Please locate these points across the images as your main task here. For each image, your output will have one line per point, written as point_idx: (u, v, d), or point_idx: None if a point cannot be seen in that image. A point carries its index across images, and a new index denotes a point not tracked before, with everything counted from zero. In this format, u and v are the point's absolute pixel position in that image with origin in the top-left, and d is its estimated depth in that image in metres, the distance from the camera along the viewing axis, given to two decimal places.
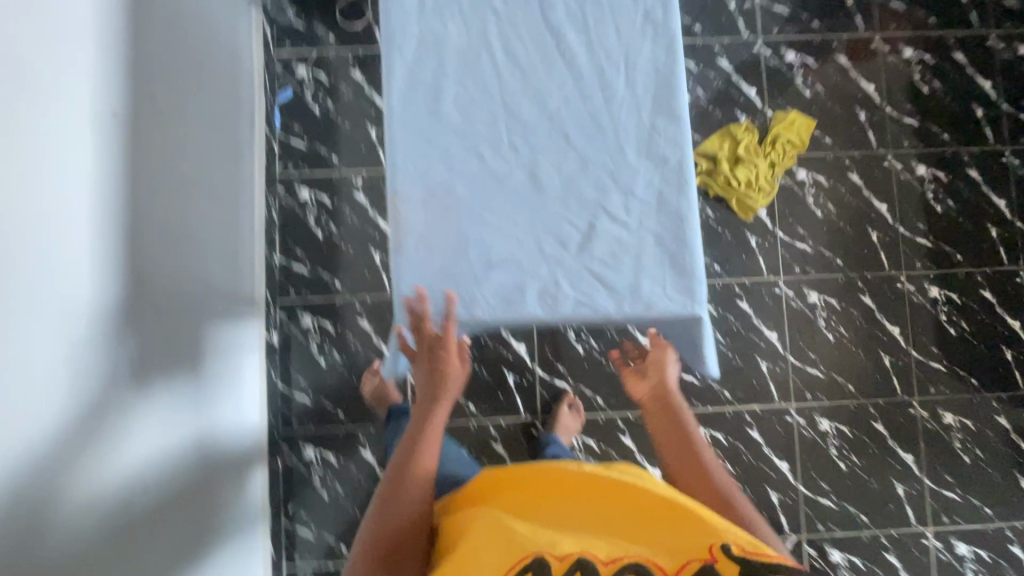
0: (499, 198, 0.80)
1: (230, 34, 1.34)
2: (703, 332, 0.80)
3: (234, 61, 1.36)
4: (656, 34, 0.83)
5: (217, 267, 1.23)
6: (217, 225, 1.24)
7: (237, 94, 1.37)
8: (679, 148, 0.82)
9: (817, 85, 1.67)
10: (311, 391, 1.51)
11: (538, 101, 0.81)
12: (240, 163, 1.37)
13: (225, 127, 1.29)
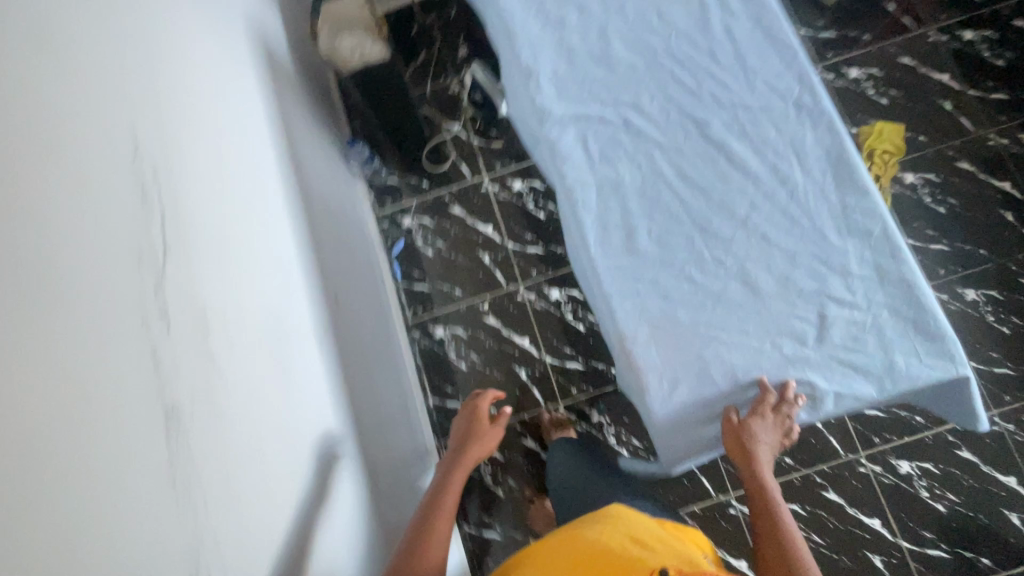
0: (723, 312, 0.81)
1: (353, 207, 1.54)
2: (975, 391, 0.77)
3: (361, 229, 1.54)
4: (813, 118, 0.87)
5: (393, 399, 1.29)
6: (383, 359, 1.31)
7: (368, 255, 1.52)
8: (878, 216, 0.82)
9: (891, 91, 1.68)
10: (498, 525, 1.47)
11: (726, 213, 0.85)
12: (383, 321, 1.47)
13: (364, 276, 1.41)
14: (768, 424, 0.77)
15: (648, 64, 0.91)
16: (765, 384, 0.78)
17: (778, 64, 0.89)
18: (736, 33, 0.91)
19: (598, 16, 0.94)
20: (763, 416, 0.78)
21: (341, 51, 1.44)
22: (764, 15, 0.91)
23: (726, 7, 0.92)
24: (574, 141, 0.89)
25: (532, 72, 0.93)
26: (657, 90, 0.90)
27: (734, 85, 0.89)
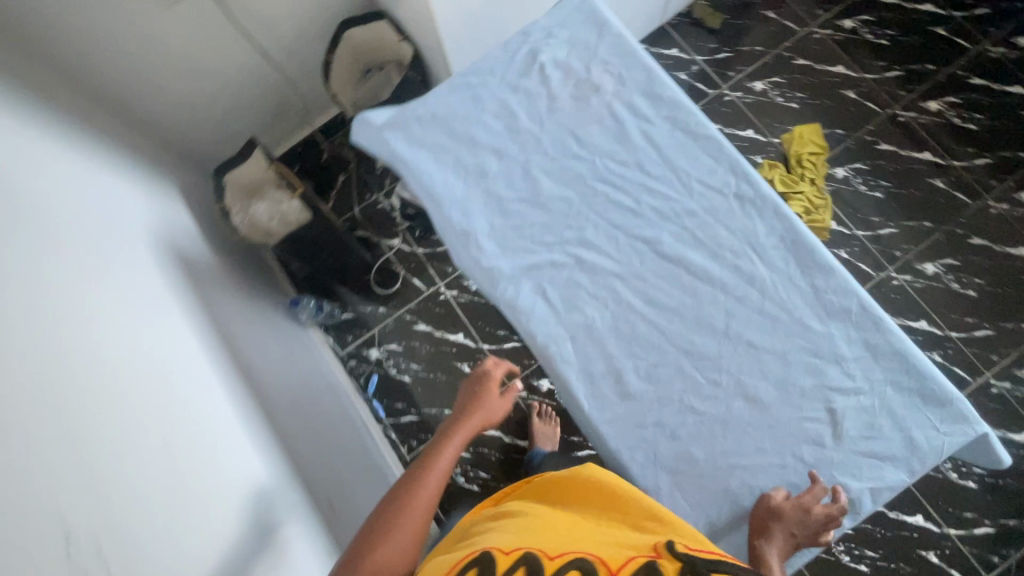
0: (735, 435, 0.79)
1: (305, 348, 1.50)
2: (998, 445, 0.76)
3: (318, 367, 1.50)
4: (757, 207, 0.85)
5: None
6: (357, 482, 1.23)
7: (328, 387, 1.47)
8: (850, 290, 0.81)
9: (797, 94, 1.72)
10: None
11: (706, 329, 0.82)
12: (351, 430, 1.43)
13: (322, 405, 1.34)
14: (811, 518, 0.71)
15: (581, 193, 0.88)
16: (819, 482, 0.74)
17: (706, 159, 0.88)
18: (656, 139, 0.89)
19: (517, 156, 0.90)
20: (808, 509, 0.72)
21: (257, 230, 1.36)
22: (678, 113, 0.89)
23: (638, 114, 0.90)
24: (533, 294, 0.85)
25: (468, 234, 0.88)
26: (599, 219, 0.87)
27: (671, 193, 0.87)
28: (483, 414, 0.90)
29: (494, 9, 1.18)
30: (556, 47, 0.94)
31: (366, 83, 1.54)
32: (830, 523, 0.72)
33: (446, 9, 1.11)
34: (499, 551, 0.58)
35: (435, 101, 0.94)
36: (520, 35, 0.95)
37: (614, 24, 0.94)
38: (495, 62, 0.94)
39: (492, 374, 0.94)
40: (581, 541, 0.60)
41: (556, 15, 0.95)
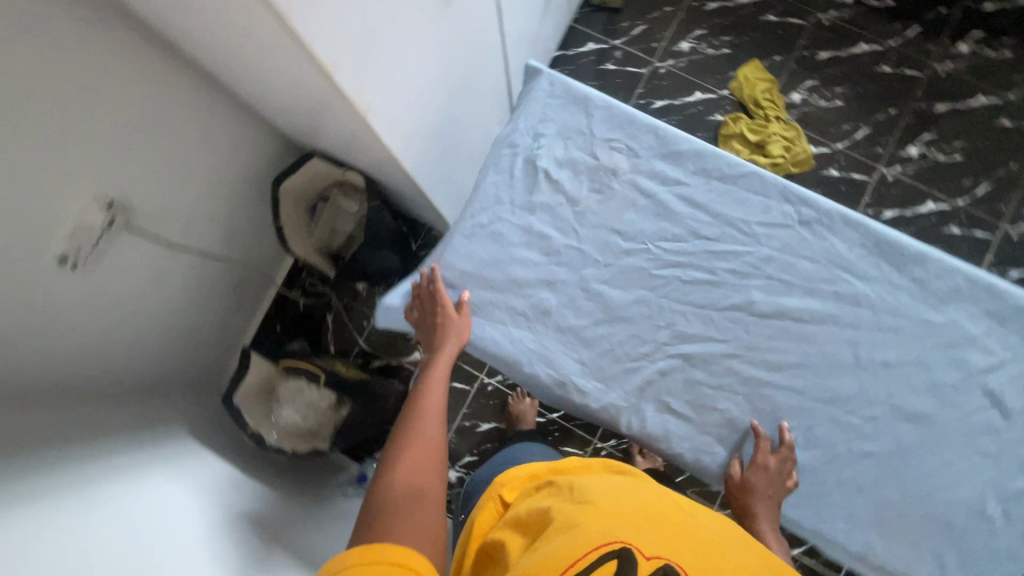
0: (913, 458, 0.77)
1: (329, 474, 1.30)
2: None
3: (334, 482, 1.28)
4: (825, 224, 0.82)
5: None
6: None
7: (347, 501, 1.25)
8: (949, 269, 0.79)
9: (723, 38, 1.68)
10: None
11: (838, 370, 0.79)
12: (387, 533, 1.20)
13: (338, 529, 1.12)
14: (768, 474, 0.73)
15: (652, 288, 0.82)
16: (760, 430, 0.76)
17: (754, 198, 0.83)
18: (696, 198, 0.83)
19: (570, 278, 0.83)
20: (766, 467, 0.74)
21: (298, 437, 1.22)
22: (706, 163, 0.83)
23: (666, 181, 0.84)
24: (659, 413, 0.79)
25: (563, 382, 0.80)
26: (683, 305, 0.81)
27: (740, 247, 0.82)
28: (452, 339, 0.78)
29: (451, 121, 1.07)
30: (552, 145, 0.86)
31: (320, 227, 1.41)
32: (790, 468, 0.75)
33: (417, 155, 1.00)
34: (643, 552, 0.44)
35: (457, 256, 0.84)
36: (509, 149, 0.87)
37: (598, 98, 0.87)
38: (498, 189, 0.86)
39: (441, 298, 0.80)
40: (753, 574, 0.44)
41: (534, 114, 0.87)
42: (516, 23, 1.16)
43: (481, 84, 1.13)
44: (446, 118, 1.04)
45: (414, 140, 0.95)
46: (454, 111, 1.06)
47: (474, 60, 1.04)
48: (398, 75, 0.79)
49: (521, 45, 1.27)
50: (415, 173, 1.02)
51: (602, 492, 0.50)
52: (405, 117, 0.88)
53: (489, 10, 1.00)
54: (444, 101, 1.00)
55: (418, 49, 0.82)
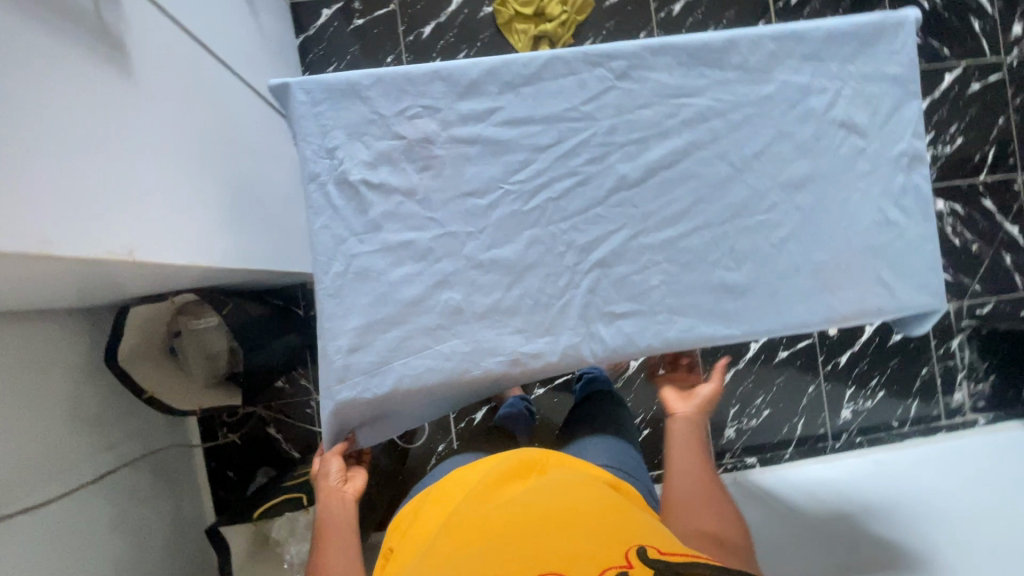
0: (824, 216, 0.81)
1: None
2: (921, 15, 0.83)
3: None
4: (638, 64, 0.79)
5: None
6: None
7: None
8: (758, 38, 0.80)
9: None
10: (797, 416, 1.64)
11: (724, 185, 0.80)
12: None
13: None
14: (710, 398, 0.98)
15: (534, 223, 0.77)
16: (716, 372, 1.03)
17: (567, 81, 0.78)
18: (517, 115, 0.78)
19: (457, 265, 0.76)
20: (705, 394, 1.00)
21: None
22: (501, 77, 0.77)
23: (478, 117, 0.77)
24: (611, 325, 0.78)
25: (516, 359, 0.77)
26: (570, 220, 0.78)
27: (583, 135, 0.78)
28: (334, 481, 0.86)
29: (237, 186, 0.91)
30: (352, 151, 0.76)
31: (194, 360, 1.20)
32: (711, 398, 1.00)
33: (230, 245, 0.85)
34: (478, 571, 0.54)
35: (341, 319, 0.75)
36: (313, 183, 0.75)
37: (362, 76, 0.75)
38: (331, 228, 0.75)
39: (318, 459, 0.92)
40: (568, 546, 0.55)
41: (312, 131, 0.75)
42: (228, 40, 0.98)
43: (241, 126, 0.96)
44: (229, 187, 0.88)
45: (211, 234, 0.80)
46: (232, 173, 0.90)
47: (210, 110, 0.87)
48: (115, 186, 0.64)
49: (252, 57, 1.10)
50: (241, 263, 0.87)
51: (455, 532, 0.61)
52: (170, 220, 0.72)
53: (184, 46, 0.83)
54: (212, 171, 0.84)
55: (145, 151, 0.70)
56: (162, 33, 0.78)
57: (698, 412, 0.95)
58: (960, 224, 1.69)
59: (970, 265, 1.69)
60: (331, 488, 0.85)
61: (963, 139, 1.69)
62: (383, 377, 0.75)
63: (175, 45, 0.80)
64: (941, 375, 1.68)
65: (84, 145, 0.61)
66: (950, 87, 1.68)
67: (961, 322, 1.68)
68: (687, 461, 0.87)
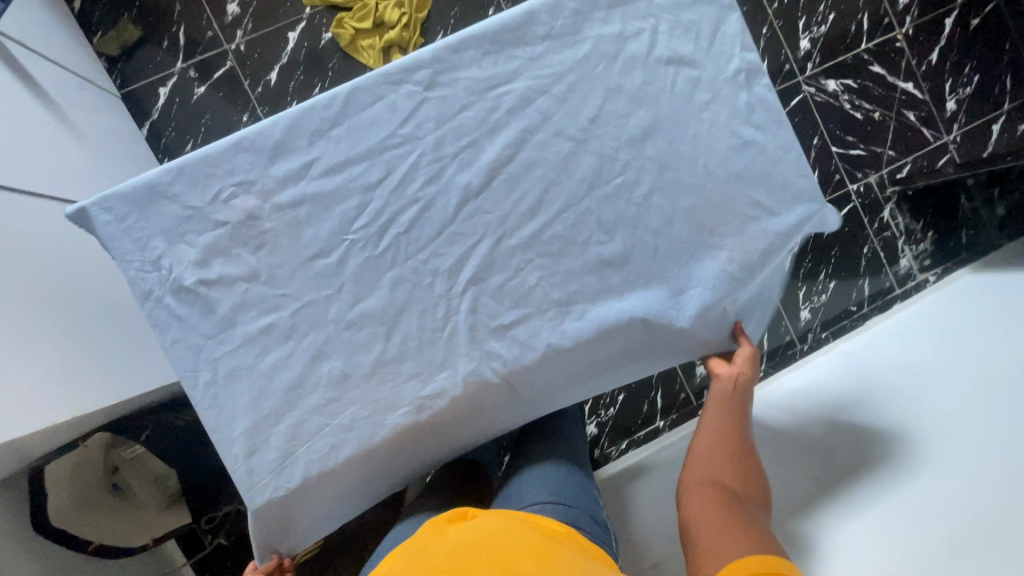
0: (680, 157, 0.78)
1: None
2: None
3: None
4: (443, 66, 0.75)
5: None
6: None
7: None
8: (556, 1, 0.76)
9: None
10: None
11: (571, 161, 0.76)
12: None
13: None
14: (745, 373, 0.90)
15: (392, 264, 0.73)
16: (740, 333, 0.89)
17: (376, 109, 0.73)
18: (336, 160, 0.73)
19: (327, 333, 0.72)
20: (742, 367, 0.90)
21: None
22: (306, 127, 0.72)
23: (295, 175, 0.72)
24: (503, 339, 0.75)
25: (419, 405, 0.74)
26: (427, 248, 0.74)
27: (410, 158, 0.74)
28: None
29: (79, 322, 0.87)
30: (176, 255, 0.71)
31: (144, 491, 1.17)
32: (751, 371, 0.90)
33: (86, 389, 0.83)
34: None
35: (227, 427, 0.71)
36: (149, 300, 0.70)
37: (159, 173, 0.70)
38: (185, 339, 0.71)
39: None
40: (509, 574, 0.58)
41: (129, 248, 0.70)
42: (32, 166, 0.91)
43: (65, 254, 0.91)
44: (70, 327, 0.85)
45: (61, 390, 0.78)
46: (68, 311, 0.86)
47: (24, 258, 0.81)
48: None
49: (77, 173, 1.03)
50: (107, 402, 0.86)
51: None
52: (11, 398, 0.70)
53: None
54: (45, 321, 0.80)
55: None
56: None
57: (737, 388, 0.89)
58: (857, 98, 1.69)
59: (878, 135, 1.69)
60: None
61: (835, 14, 1.67)
62: (292, 467, 0.72)
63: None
64: (883, 248, 1.69)
65: None
66: None
67: (886, 192, 1.69)
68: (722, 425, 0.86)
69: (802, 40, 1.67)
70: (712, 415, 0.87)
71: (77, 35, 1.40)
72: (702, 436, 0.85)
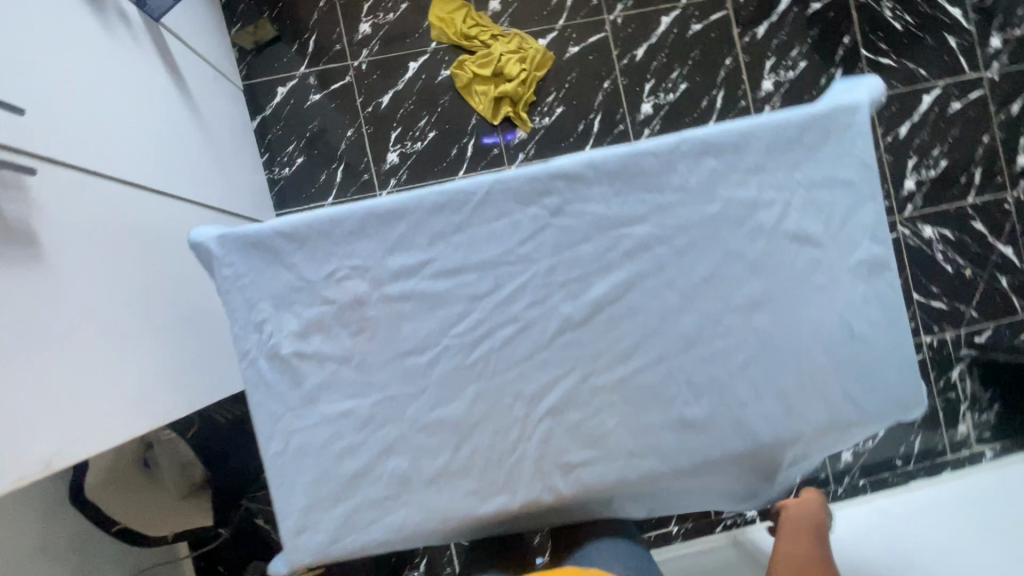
0: (784, 335, 0.77)
1: None
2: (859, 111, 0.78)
3: None
4: (574, 196, 0.75)
5: None
6: None
7: None
8: (697, 156, 0.76)
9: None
10: None
11: (675, 315, 0.76)
12: None
13: None
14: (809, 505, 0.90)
15: (478, 376, 0.74)
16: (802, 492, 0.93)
17: (500, 222, 0.74)
18: (450, 265, 0.74)
19: (402, 430, 0.73)
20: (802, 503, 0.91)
21: None
22: (431, 227, 0.74)
23: (408, 270, 0.74)
24: (568, 475, 0.75)
25: (471, 521, 0.74)
26: (515, 369, 0.74)
27: (521, 278, 0.75)
28: None
29: (176, 319, 0.88)
30: (280, 323, 0.73)
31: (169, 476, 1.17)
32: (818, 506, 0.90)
33: (160, 399, 0.80)
34: None
35: (286, 498, 0.72)
36: (244, 361, 0.72)
37: (282, 237, 0.72)
38: (267, 406, 0.73)
39: None
40: None
41: (238, 305, 0.72)
42: (159, 169, 0.95)
43: (170, 252, 0.91)
44: (156, 330, 0.83)
45: (136, 399, 0.76)
46: (174, 310, 0.89)
47: (128, 255, 0.81)
48: (18, 398, 0.60)
49: (195, 175, 1.07)
50: (176, 412, 0.84)
51: None
52: (83, 409, 0.68)
53: (90, 194, 0.76)
54: (133, 323, 0.79)
55: (77, 327, 0.69)
56: (60, 190, 0.71)
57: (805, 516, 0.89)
58: (950, 249, 1.62)
59: (964, 292, 1.62)
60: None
61: (947, 161, 1.62)
62: (338, 552, 0.73)
63: (81, 200, 0.75)
64: (945, 409, 1.62)
65: (15, 346, 0.61)
66: (929, 109, 1.61)
67: (960, 351, 1.62)
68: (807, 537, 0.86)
69: (907, 179, 1.62)
70: (792, 521, 0.88)
71: (219, 26, 1.40)
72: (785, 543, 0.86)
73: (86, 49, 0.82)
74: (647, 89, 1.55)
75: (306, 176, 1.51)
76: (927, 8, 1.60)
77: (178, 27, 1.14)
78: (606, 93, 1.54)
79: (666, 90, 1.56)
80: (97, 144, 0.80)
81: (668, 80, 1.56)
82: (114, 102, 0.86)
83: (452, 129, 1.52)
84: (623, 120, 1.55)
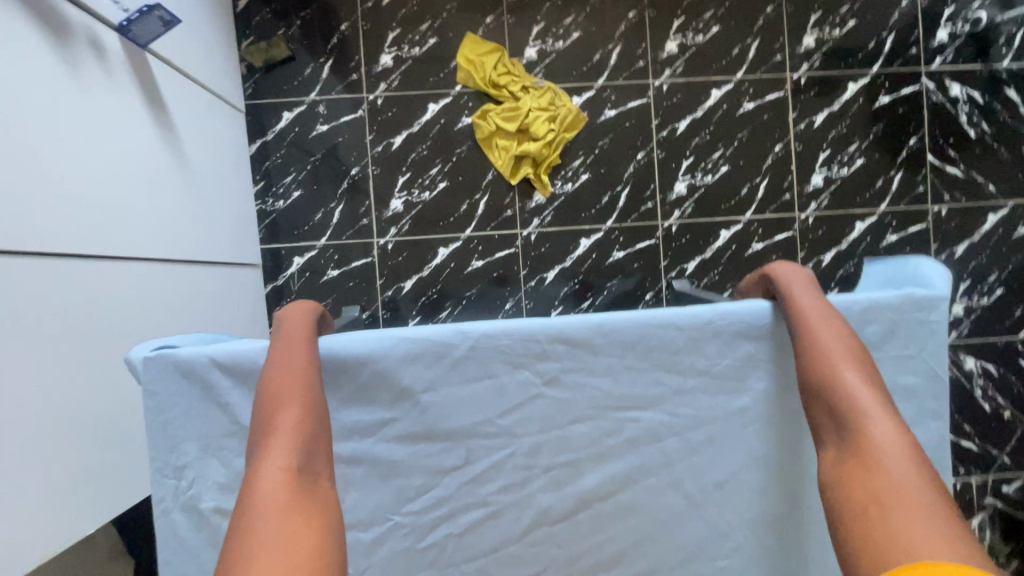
0: (800, 563, 0.64)
1: None
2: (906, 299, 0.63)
3: None
4: (575, 366, 0.62)
5: None
6: None
7: None
8: (732, 339, 0.62)
9: (426, 32, 1.38)
10: None
11: (675, 523, 0.63)
12: None
13: None
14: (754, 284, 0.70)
15: (429, 564, 0.62)
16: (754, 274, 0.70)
17: (482, 386, 0.62)
18: (416, 429, 0.61)
19: None
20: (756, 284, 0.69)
21: None
22: (400, 381, 0.61)
23: (364, 429, 0.61)
24: None
25: None
26: (475, 562, 0.62)
27: (498, 456, 0.62)
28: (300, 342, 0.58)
29: (102, 414, 0.77)
30: (205, 470, 0.61)
31: None
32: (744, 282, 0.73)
33: (77, 509, 0.71)
34: None
35: None
36: (157, 509, 0.61)
37: (221, 371, 0.60)
38: (179, 564, 0.62)
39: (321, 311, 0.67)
40: None
41: (157, 444, 0.61)
42: (115, 227, 0.83)
43: (104, 331, 0.79)
44: (79, 431, 0.72)
45: (52, 519, 0.66)
46: (102, 401, 0.77)
47: (50, 350, 0.68)
48: None
49: (162, 226, 0.96)
50: (81, 532, 0.72)
51: None
52: None
53: (7, 283, 0.63)
54: (61, 428, 0.69)
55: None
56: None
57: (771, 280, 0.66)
58: (991, 386, 1.47)
59: (999, 436, 1.47)
60: (298, 325, 0.60)
61: (1004, 290, 1.45)
62: None
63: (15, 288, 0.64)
64: None
65: None
66: (992, 230, 1.45)
67: (983, 499, 1.48)
68: (800, 278, 0.62)
69: (955, 304, 1.46)
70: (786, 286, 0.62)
71: (225, 41, 1.28)
72: (807, 320, 0.57)
73: (32, 84, 0.69)
74: (684, 167, 1.41)
75: (302, 212, 1.39)
76: (1008, 119, 1.44)
77: (172, 52, 1.03)
78: (638, 165, 1.40)
79: (705, 170, 1.41)
80: (26, 215, 0.66)
81: (708, 160, 1.41)
82: (61, 147, 0.73)
83: (465, 182, 1.39)
84: (652, 198, 1.41)
